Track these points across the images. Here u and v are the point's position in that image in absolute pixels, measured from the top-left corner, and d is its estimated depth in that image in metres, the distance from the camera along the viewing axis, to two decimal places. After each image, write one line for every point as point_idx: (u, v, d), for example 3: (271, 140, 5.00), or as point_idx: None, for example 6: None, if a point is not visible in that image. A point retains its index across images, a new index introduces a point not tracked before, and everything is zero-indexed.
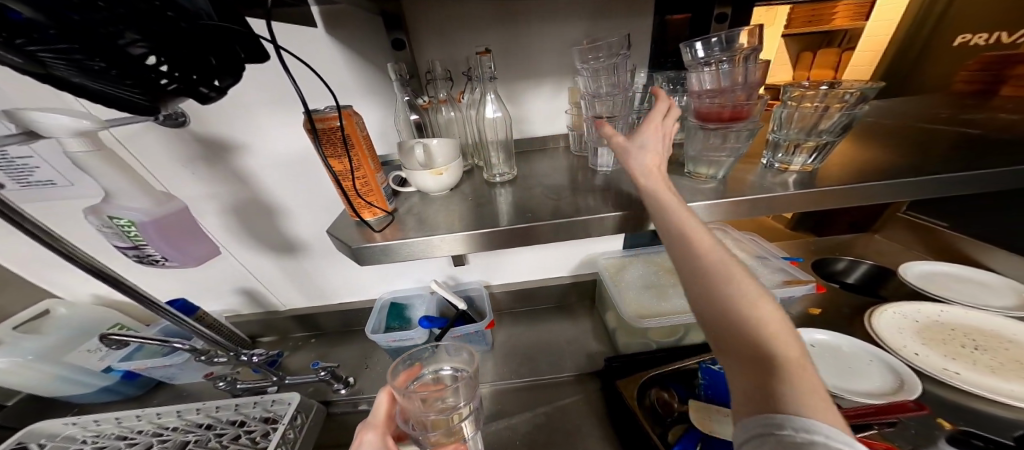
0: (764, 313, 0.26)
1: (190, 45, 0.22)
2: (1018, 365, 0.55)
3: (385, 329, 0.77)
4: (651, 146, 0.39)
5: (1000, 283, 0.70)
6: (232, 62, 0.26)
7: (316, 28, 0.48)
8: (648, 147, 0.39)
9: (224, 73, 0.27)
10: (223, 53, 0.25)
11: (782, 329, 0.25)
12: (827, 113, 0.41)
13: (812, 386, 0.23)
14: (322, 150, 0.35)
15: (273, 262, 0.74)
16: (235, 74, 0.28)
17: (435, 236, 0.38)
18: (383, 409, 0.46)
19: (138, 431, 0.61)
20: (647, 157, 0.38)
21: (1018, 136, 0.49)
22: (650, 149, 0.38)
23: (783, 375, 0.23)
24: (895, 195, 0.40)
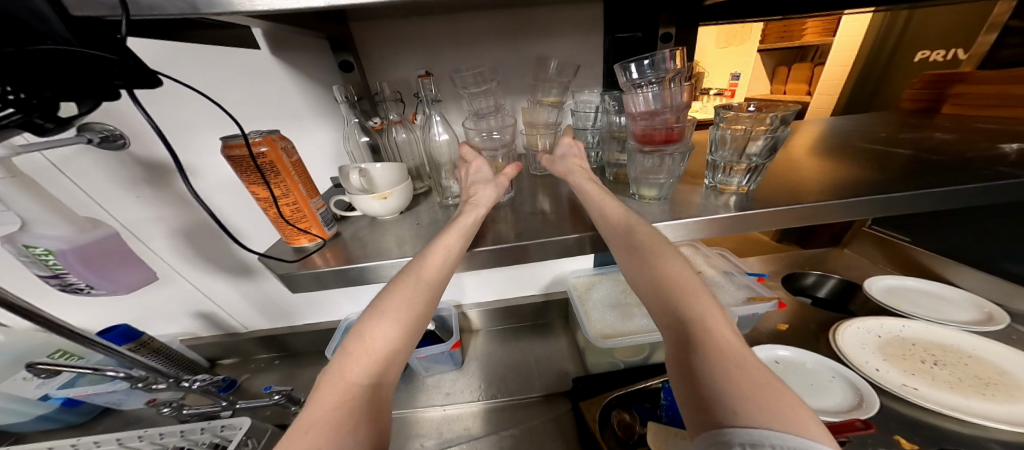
0: (692, 298, 0.31)
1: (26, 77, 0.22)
2: (975, 379, 0.55)
3: None
4: (572, 153, 0.50)
5: (960, 297, 0.71)
6: (104, 91, 0.26)
7: (260, 50, 0.48)
8: (569, 153, 0.50)
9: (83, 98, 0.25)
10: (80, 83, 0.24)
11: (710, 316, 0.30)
12: (753, 136, 0.43)
13: (739, 364, 0.26)
14: (242, 178, 0.34)
15: (228, 284, 0.72)
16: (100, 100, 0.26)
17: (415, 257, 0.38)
18: (398, 297, 0.34)
19: None
20: (570, 161, 0.48)
21: (949, 157, 0.49)
22: (570, 155, 0.49)
23: (708, 350, 0.26)
24: (841, 213, 0.40)
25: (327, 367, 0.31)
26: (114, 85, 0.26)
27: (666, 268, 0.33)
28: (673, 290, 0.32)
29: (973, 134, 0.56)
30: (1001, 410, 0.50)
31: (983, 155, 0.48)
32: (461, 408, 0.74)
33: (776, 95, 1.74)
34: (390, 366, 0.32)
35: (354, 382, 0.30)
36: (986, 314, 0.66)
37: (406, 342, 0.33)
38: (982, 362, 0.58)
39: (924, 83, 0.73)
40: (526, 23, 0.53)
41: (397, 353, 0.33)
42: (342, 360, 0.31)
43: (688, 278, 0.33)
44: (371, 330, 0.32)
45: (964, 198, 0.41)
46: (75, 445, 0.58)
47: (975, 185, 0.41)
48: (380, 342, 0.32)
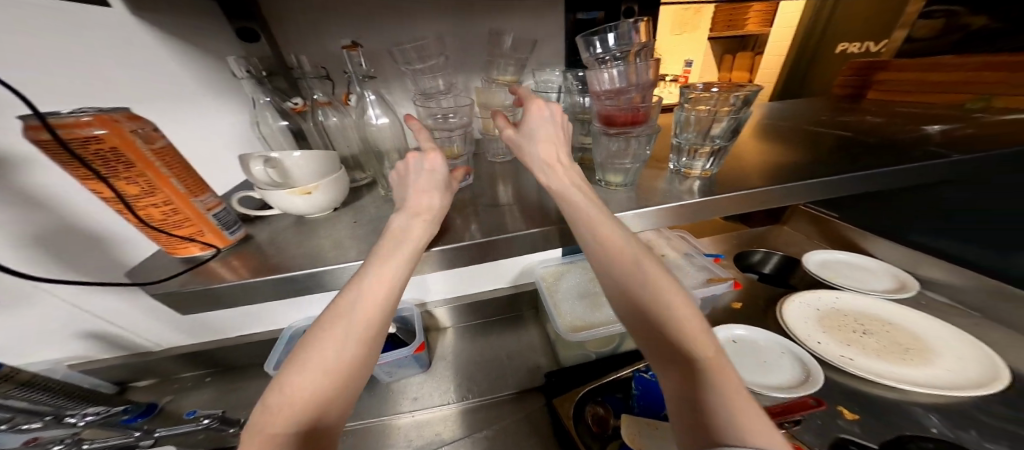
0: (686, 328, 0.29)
1: None
2: (897, 346, 0.61)
3: None
4: (543, 132, 0.37)
5: (877, 267, 0.79)
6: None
7: (111, 7, 0.38)
8: (541, 133, 0.37)
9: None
10: None
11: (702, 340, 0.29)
12: (717, 117, 0.41)
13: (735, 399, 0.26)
14: (71, 172, 0.24)
15: (117, 300, 0.59)
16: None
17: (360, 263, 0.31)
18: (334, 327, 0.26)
19: None
20: (542, 147, 0.37)
21: (883, 138, 0.52)
22: (544, 137, 0.37)
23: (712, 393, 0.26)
24: (797, 195, 0.40)
25: (247, 423, 0.24)
26: None
27: (668, 300, 0.30)
28: (666, 321, 0.30)
29: (898, 118, 0.60)
30: (913, 377, 0.56)
31: (911, 137, 0.51)
32: (431, 412, 0.69)
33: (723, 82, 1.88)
34: (330, 412, 0.25)
35: (282, 440, 0.23)
36: (900, 282, 0.74)
37: (353, 380, 0.26)
38: (899, 329, 0.64)
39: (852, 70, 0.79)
40: None
41: (339, 397, 0.25)
42: (265, 413, 0.24)
43: (686, 311, 0.30)
44: (295, 376, 0.24)
45: (900, 179, 0.43)
46: None
47: (907, 166, 0.43)
48: (313, 386, 0.24)
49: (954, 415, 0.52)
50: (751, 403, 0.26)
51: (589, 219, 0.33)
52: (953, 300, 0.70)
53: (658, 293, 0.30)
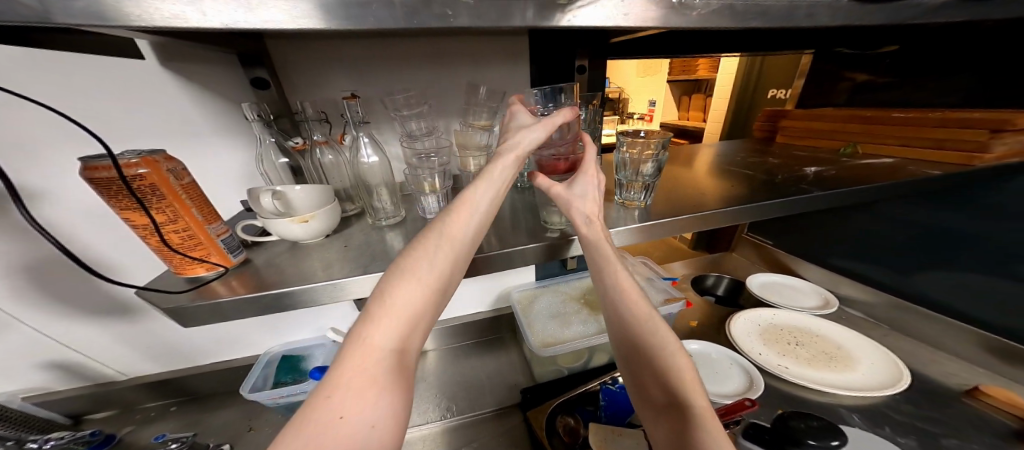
0: (676, 365, 0.35)
1: None
2: (824, 355, 0.71)
3: (273, 385, 0.65)
4: (590, 194, 0.42)
5: (806, 287, 0.91)
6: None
7: (145, 60, 0.43)
8: (588, 194, 0.42)
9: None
10: None
11: (688, 373, 0.34)
12: (643, 159, 0.50)
13: (713, 423, 0.31)
14: (112, 205, 0.30)
15: (97, 327, 0.59)
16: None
17: (346, 278, 0.36)
18: (425, 252, 0.31)
19: None
20: (588, 205, 0.41)
21: (773, 178, 0.62)
22: (591, 197, 0.42)
23: (692, 417, 0.31)
24: (738, 218, 0.49)
25: (349, 331, 0.28)
26: None
27: (646, 328, 0.38)
28: (657, 358, 0.36)
29: (791, 160, 0.73)
30: (834, 381, 0.65)
31: (786, 176, 0.63)
32: (410, 432, 0.70)
33: (682, 121, 2.15)
34: (414, 332, 0.29)
35: (379, 348, 0.27)
36: (823, 299, 0.86)
37: (431, 305, 0.31)
38: (825, 339, 0.75)
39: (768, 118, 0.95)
40: (454, 48, 0.55)
41: (422, 322, 0.30)
42: (365, 321, 0.28)
43: (667, 339, 0.37)
44: (391, 290, 0.29)
45: (805, 206, 0.53)
46: None
47: (795, 198, 0.52)
48: (406, 301, 0.29)
49: (874, 414, 0.59)
50: (716, 423, 0.30)
51: (598, 257, 0.40)
52: (867, 314, 0.82)
53: (656, 332, 0.37)
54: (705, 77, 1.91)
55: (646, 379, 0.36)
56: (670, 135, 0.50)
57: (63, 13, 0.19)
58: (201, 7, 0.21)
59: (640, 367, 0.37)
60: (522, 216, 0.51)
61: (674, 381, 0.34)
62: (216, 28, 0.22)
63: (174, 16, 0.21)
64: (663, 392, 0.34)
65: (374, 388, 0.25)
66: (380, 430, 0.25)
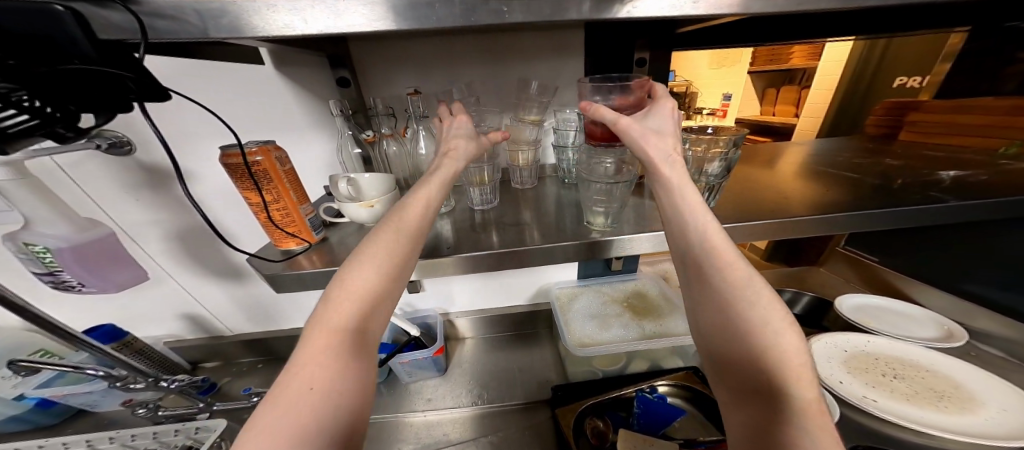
0: (784, 350, 0.27)
1: (70, 90, 0.25)
2: (932, 392, 0.60)
3: None
4: (667, 130, 0.37)
5: (921, 314, 0.75)
6: (119, 104, 0.28)
7: (264, 66, 0.52)
8: (666, 131, 0.37)
9: (99, 105, 0.28)
10: (98, 96, 0.27)
11: (796, 357, 0.27)
12: (709, 158, 0.46)
13: (820, 422, 0.25)
14: (236, 183, 0.38)
15: (219, 286, 0.73)
16: (115, 110, 0.29)
17: None
18: (382, 241, 0.32)
19: None
20: (667, 141, 0.36)
21: (891, 181, 0.51)
22: (667, 134, 0.37)
23: (794, 411, 0.25)
24: (840, 226, 0.43)
25: (311, 314, 0.29)
26: (123, 98, 0.28)
27: (746, 298, 0.30)
28: (759, 338, 0.28)
29: (917, 162, 0.59)
30: (941, 423, 0.54)
31: (916, 179, 0.51)
32: (443, 413, 0.75)
33: (766, 117, 1.92)
34: (375, 314, 0.30)
35: (341, 327, 0.28)
36: (947, 331, 0.70)
37: (393, 284, 0.32)
38: (938, 375, 0.62)
39: (887, 110, 0.78)
40: (510, 43, 0.55)
41: (382, 304, 0.31)
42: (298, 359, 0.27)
43: (771, 312, 0.29)
44: (351, 271, 0.30)
45: (929, 218, 0.43)
46: (86, 441, 0.61)
47: (913, 208, 0.43)
48: (364, 279, 0.30)
49: None
50: (823, 420, 0.25)
51: (678, 211, 0.34)
52: (1005, 353, 0.65)
53: (755, 306, 0.29)
54: (801, 65, 1.68)
55: (729, 362, 0.30)
56: (744, 131, 0.46)
57: (215, 28, 0.24)
58: (304, 16, 0.25)
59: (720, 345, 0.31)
60: (568, 211, 0.51)
61: (782, 371, 0.27)
62: (314, 33, 0.26)
63: (283, 25, 0.25)
64: (754, 377, 0.28)
65: (338, 360, 0.27)
66: (339, 408, 0.26)
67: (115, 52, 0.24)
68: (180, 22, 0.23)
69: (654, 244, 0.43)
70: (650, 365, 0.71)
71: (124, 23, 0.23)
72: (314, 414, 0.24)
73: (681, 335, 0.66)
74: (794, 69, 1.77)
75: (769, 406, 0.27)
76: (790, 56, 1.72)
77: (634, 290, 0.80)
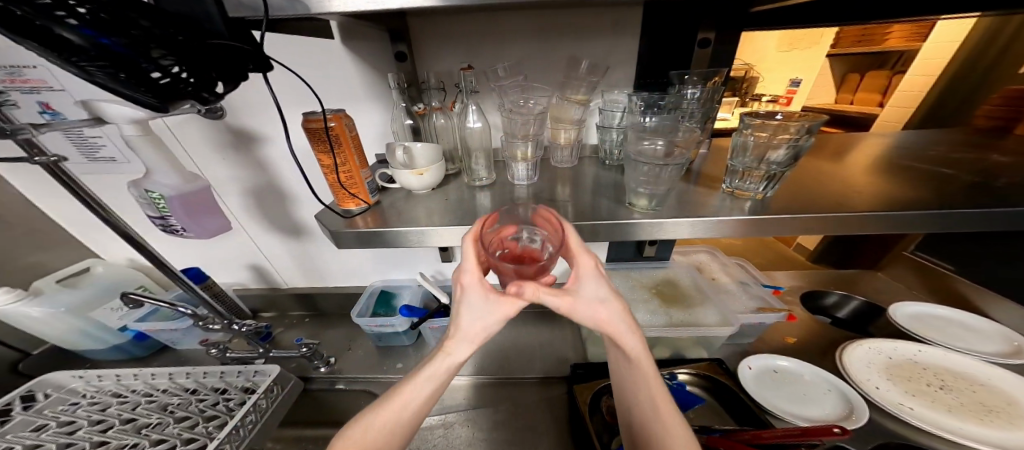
0: None
1: (210, 59, 0.29)
2: (979, 405, 0.56)
3: (371, 314, 0.84)
4: (605, 295, 0.34)
5: (993, 330, 0.68)
6: (240, 72, 0.33)
7: (333, 40, 0.55)
8: (600, 299, 0.34)
9: (228, 74, 0.32)
10: (228, 64, 0.31)
11: None
12: (776, 144, 0.45)
13: None
14: (314, 144, 0.42)
15: (281, 242, 0.82)
16: (238, 78, 0.33)
17: (443, 228, 0.42)
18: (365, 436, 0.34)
19: (130, 390, 0.71)
20: (605, 313, 0.34)
21: (983, 180, 0.46)
22: (605, 301, 0.34)
23: None
24: (911, 224, 0.41)
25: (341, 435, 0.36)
26: (244, 67, 0.32)
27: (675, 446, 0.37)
28: None
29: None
30: (993, 438, 0.51)
31: (1017, 180, 0.46)
32: (464, 380, 0.81)
33: (841, 105, 1.75)
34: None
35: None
36: (1015, 348, 0.64)
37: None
38: (993, 390, 0.58)
39: (1005, 98, 0.70)
40: (565, 20, 0.55)
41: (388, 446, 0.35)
42: None
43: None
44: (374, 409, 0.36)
45: (1020, 222, 0.39)
46: (169, 374, 0.73)
47: (992, 210, 0.39)
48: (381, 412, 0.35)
49: None
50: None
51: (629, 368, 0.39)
52: None
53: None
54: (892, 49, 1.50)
55: None
56: (822, 118, 0.42)
57: (316, 3, 0.27)
58: None
59: None
60: (608, 193, 0.51)
61: None
62: (396, 8, 0.28)
63: (370, 1, 0.28)
64: None
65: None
66: None
67: (238, 28, 0.29)
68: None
69: (699, 229, 0.42)
70: (673, 353, 0.72)
71: (249, 3, 0.27)
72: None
73: (712, 326, 0.66)
74: (890, 51, 1.56)
75: None
76: (886, 38, 1.52)
77: (665, 279, 0.80)
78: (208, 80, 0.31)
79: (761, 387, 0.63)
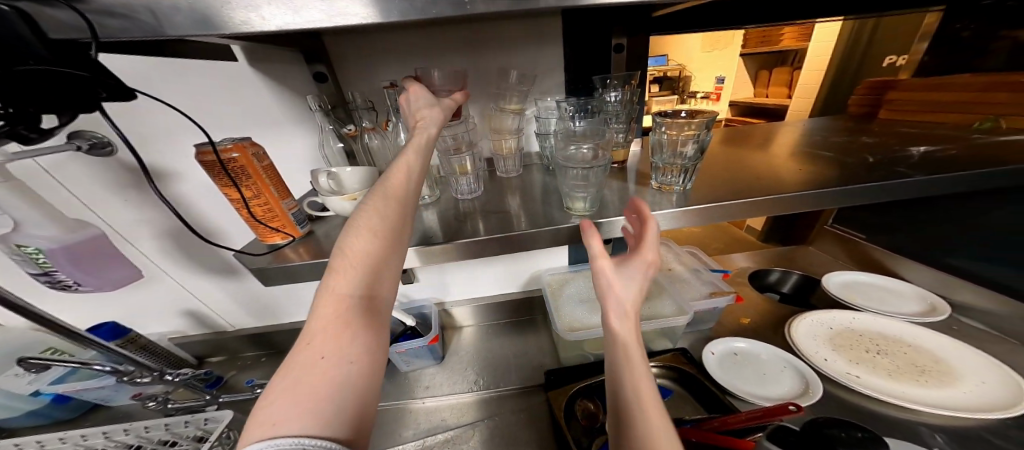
0: None
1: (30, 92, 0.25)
2: (913, 367, 0.61)
3: None
4: (636, 283, 0.38)
5: (909, 291, 0.75)
6: (86, 103, 0.29)
7: (239, 63, 0.52)
8: (630, 281, 0.38)
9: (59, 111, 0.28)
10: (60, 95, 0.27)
11: None
12: (682, 141, 0.47)
13: None
14: (213, 179, 0.39)
15: (217, 284, 0.75)
16: (80, 111, 0.29)
17: None
18: (377, 211, 0.33)
19: None
20: (627, 295, 0.37)
21: (869, 159, 0.51)
22: (631, 284, 0.38)
23: None
24: (819, 204, 0.43)
25: (341, 239, 0.32)
26: (92, 96, 0.29)
27: None
28: None
29: (890, 139, 0.60)
30: (927, 398, 0.56)
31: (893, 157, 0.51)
32: (440, 401, 0.77)
33: (759, 98, 1.94)
34: (379, 282, 0.31)
35: (347, 296, 0.29)
36: (929, 305, 0.71)
37: (393, 257, 0.33)
38: (919, 350, 0.63)
39: (869, 89, 0.78)
40: (480, 33, 0.55)
41: (388, 265, 0.32)
42: (328, 280, 0.30)
43: None
44: (353, 244, 0.31)
45: (904, 193, 0.44)
46: (105, 432, 0.64)
47: (852, 186, 0.43)
48: (365, 251, 0.31)
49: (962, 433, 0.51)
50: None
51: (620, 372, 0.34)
52: (990, 326, 0.66)
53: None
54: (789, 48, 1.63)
55: None
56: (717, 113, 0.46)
57: (171, 28, 0.24)
58: (263, 12, 0.25)
59: None
60: (552, 198, 0.51)
61: None
62: (274, 30, 0.26)
63: (242, 22, 0.25)
64: None
65: (346, 330, 0.27)
66: (348, 384, 0.25)
67: (67, 51, 0.24)
68: (132, 20, 0.24)
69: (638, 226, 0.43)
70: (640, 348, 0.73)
71: (73, 23, 0.23)
72: (332, 378, 0.25)
73: (670, 317, 0.67)
74: (786, 50, 1.71)
75: None
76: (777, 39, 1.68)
77: None
78: (31, 114, 0.27)
79: (723, 371, 0.65)
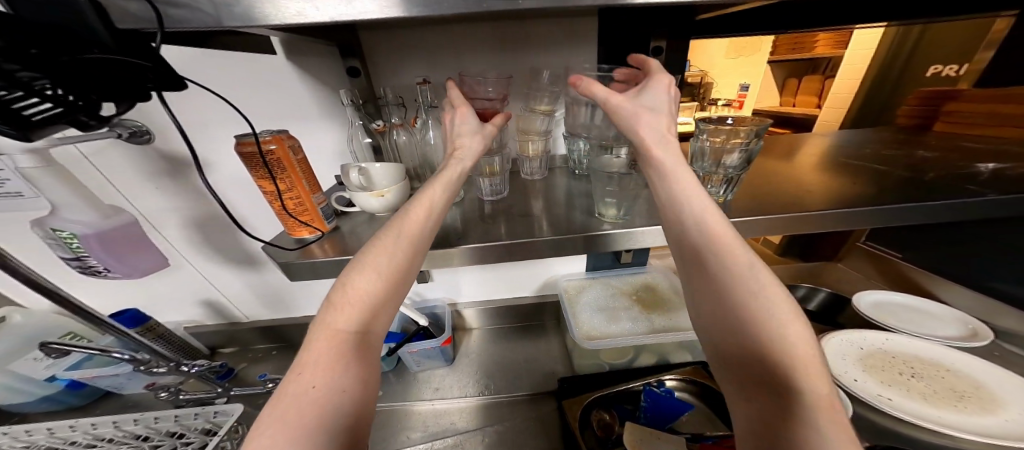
0: (807, 367, 0.25)
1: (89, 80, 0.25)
2: (951, 392, 0.58)
3: None
4: (663, 107, 0.36)
5: (947, 314, 0.72)
6: (137, 92, 0.29)
7: (275, 56, 0.52)
8: (659, 105, 0.36)
9: (118, 100, 0.28)
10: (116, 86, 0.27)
11: (804, 347, 0.26)
12: (728, 148, 0.45)
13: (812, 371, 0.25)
14: (250, 171, 0.38)
15: (236, 274, 0.76)
16: (133, 100, 0.29)
17: None
18: (385, 246, 0.32)
19: (70, 441, 0.63)
20: (661, 119, 0.35)
21: (919, 174, 0.49)
22: (661, 109, 0.36)
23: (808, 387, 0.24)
24: (869, 221, 0.41)
25: (344, 271, 0.31)
26: (144, 86, 0.29)
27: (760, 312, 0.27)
28: (786, 355, 0.25)
29: (955, 153, 0.57)
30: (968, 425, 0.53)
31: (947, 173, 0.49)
32: (450, 403, 0.76)
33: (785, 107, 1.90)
34: (380, 315, 0.31)
35: (343, 332, 0.29)
36: (970, 330, 0.67)
37: (397, 291, 0.32)
38: (958, 376, 0.61)
39: (921, 99, 0.76)
40: (518, 33, 0.54)
41: (390, 299, 0.31)
42: (325, 313, 0.30)
43: (781, 307, 0.28)
44: (356, 278, 0.30)
45: (962, 210, 0.41)
46: (115, 421, 0.64)
47: (907, 203, 0.41)
48: (367, 288, 0.30)
49: None
50: (833, 416, 0.23)
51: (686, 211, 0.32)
52: None
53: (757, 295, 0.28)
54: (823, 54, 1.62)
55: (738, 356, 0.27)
56: (764, 121, 0.44)
57: (227, 17, 0.24)
58: (316, 3, 0.25)
59: (721, 338, 0.29)
60: (581, 202, 0.50)
61: (781, 357, 0.25)
62: (327, 21, 0.25)
63: (297, 12, 0.25)
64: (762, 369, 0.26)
65: (338, 364, 0.27)
66: (331, 420, 0.25)
67: (128, 40, 0.24)
68: (192, 10, 0.23)
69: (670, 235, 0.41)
70: (658, 359, 0.71)
71: (142, 13, 0.23)
72: (319, 412, 0.25)
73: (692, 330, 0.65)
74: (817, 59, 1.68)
75: (776, 402, 0.24)
76: (813, 45, 1.68)
77: (644, 284, 0.79)
78: (91, 103, 0.27)
79: None
